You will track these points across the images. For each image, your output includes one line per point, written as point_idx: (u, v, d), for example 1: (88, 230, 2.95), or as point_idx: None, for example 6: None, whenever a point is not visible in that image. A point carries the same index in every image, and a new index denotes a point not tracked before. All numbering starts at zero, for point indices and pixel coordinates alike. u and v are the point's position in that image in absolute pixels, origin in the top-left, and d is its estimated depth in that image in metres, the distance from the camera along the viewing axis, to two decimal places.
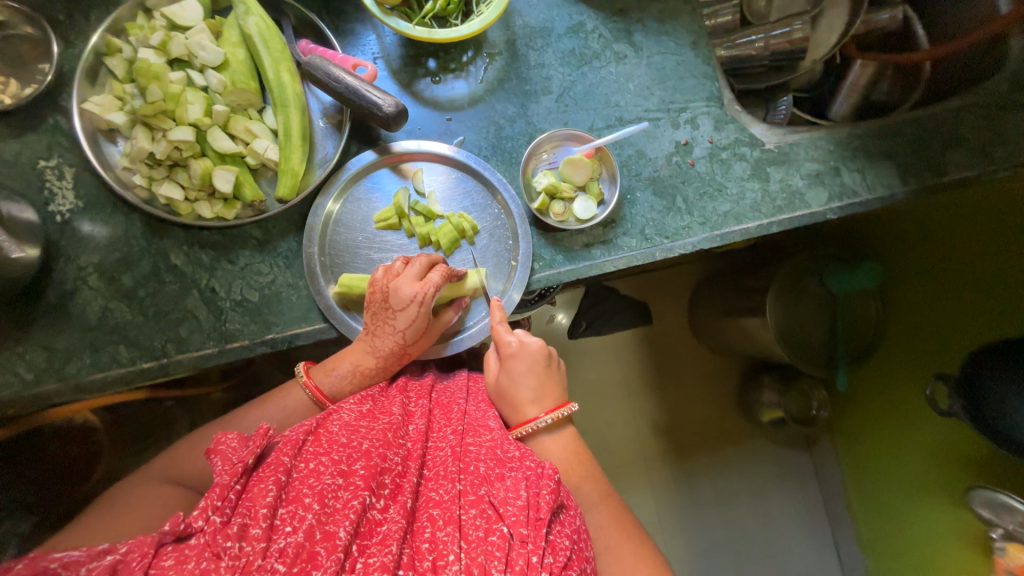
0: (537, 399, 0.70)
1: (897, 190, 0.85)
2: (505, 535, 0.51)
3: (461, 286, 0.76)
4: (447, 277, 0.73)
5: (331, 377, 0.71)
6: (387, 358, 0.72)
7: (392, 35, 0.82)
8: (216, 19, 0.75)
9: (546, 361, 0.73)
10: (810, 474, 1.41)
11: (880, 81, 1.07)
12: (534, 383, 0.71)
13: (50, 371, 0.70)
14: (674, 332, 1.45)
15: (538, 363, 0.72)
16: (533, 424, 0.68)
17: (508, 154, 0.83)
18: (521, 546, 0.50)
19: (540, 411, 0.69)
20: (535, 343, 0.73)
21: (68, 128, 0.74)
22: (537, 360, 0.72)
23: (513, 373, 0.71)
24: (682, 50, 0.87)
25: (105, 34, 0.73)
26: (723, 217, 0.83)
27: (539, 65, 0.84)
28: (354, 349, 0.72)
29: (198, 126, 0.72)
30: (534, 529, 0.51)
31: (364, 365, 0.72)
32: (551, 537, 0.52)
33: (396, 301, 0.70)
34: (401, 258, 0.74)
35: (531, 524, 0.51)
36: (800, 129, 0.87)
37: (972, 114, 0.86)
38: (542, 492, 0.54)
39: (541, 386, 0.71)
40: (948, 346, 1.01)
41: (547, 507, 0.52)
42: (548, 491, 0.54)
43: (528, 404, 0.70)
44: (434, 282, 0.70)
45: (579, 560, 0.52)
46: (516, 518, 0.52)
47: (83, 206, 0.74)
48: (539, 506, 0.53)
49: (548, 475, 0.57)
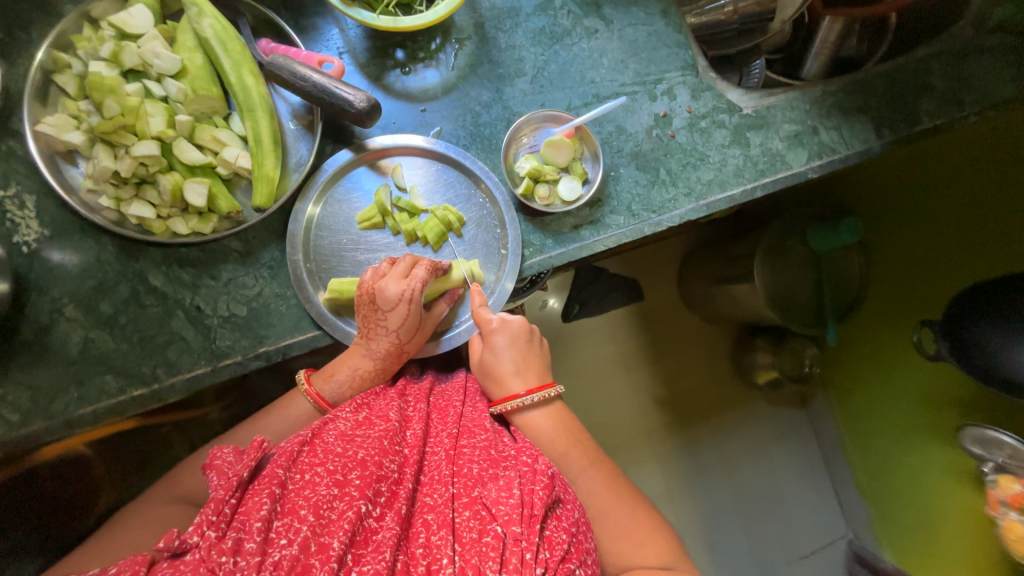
0: (519, 373, 0.70)
1: (873, 144, 0.86)
2: (499, 535, 0.50)
3: (448, 278, 0.76)
4: (433, 271, 0.72)
5: (331, 383, 0.71)
6: (385, 360, 0.71)
7: (355, 27, 0.79)
8: (168, 24, 0.72)
9: (527, 337, 0.73)
10: (809, 430, 1.45)
11: (849, 37, 1.07)
12: (515, 357, 0.71)
13: (37, 409, 0.68)
14: (667, 306, 1.46)
15: (520, 339, 0.72)
16: (517, 400, 0.68)
17: (487, 141, 0.81)
18: (515, 544, 0.50)
19: (522, 389, 0.69)
20: (517, 320, 0.72)
21: (24, 154, 0.70)
22: (518, 335, 0.72)
23: (494, 348, 0.71)
24: (653, 19, 0.86)
25: (50, 50, 0.69)
26: (707, 185, 0.83)
27: (510, 47, 0.82)
28: (351, 353, 0.71)
29: (162, 139, 0.69)
30: (528, 526, 0.51)
31: (363, 369, 0.71)
32: (546, 532, 0.52)
33: (384, 301, 0.68)
34: (388, 258, 0.73)
35: (525, 522, 0.51)
36: (776, 91, 0.87)
37: (940, 62, 0.87)
38: (536, 488, 0.54)
39: (524, 362, 0.71)
40: (931, 291, 1.04)
41: (541, 504, 0.52)
42: (542, 487, 0.54)
43: (510, 378, 0.70)
44: (419, 277, 0.70)
45: (576, 554, 0.53)
46: (509, 516, 0.51)
47: (49, 234, 0.70)
48: (533, 502, 0.53)
49: (542, 470, 0.56)
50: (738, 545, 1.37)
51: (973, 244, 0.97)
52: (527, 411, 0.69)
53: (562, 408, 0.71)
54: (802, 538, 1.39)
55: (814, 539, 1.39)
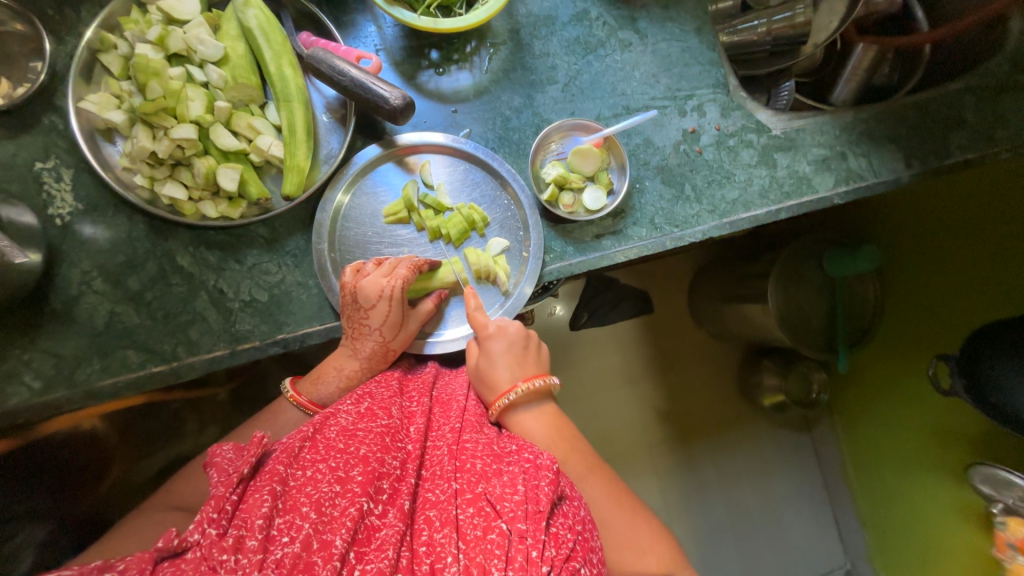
0: (514, 376, 0.69)
1: (902, 173, 0.85)
2: (504, 532, 0.50)
3: (432, 277, 0.76)
4: (415, 268, 0.72)
5: (319, 387, 0.72)
6: (371, 360, 0.72)
7: (393, 26, 0.80)
8: (214, 12, 0.73)
9: (519, 339, 0.72)
10: (812, 455, 1.44)
11: (881, 65, 1.08)
12: (510, 363, 0.70)
13: (59, 378, 0.69)
14: (675, 321, 1.46)
15: (515, 344, 0.71)
16: (508, 397, 0.66)
17: (515, 146, 0.82)
18: (520, 541, 0.49)
19: (516, 379, 0.68)
20: (512, 326, 0.72)
21: (65, 129, 0.72)
22: (514, 342, 0.71)
23: (489, 354, 0.70)
24: (688, 36, 0.86)
25: (99, 30, 0.71)
26: (732, 204, 0.83)
27: (544, 54, 0.83)
28: (337, 354, 0.73)
29: (200, 123, 0.70)
30: (534, 523, 0.50)
31: (349, 369, 0.72)
32: (553, 529, 0.51)
33: (364, 299, 0.69)
34: (372, 259, 0.73)
35: (530, 519, 0.50)
36: (806, 114, 0.87)
37: (974, 97, 0.86)
38: (541, 483, 0.53)
39: (519, 367, 0.70)
40: (953, 327, 1.02)
41: (546, 500, 0.51)
42: (547, 483, 0.53)
43: (504, 381, 0.69)
44: (401, 276, 0.70)
45: (581, 552, 0.51)
46: (514, 513, 0.51)
47: (83, 208, 0.72)
48: (538, 498, 0.52)
49: (546, 466, 0.55)
50: (733, 568, 1.35)
51: (993, 282, 0.96)
52: (518, 403, 0.68)
53: (555, 411, 0.69)
54: (799, 565, 1.37)
55: (813, 566, 1.37)
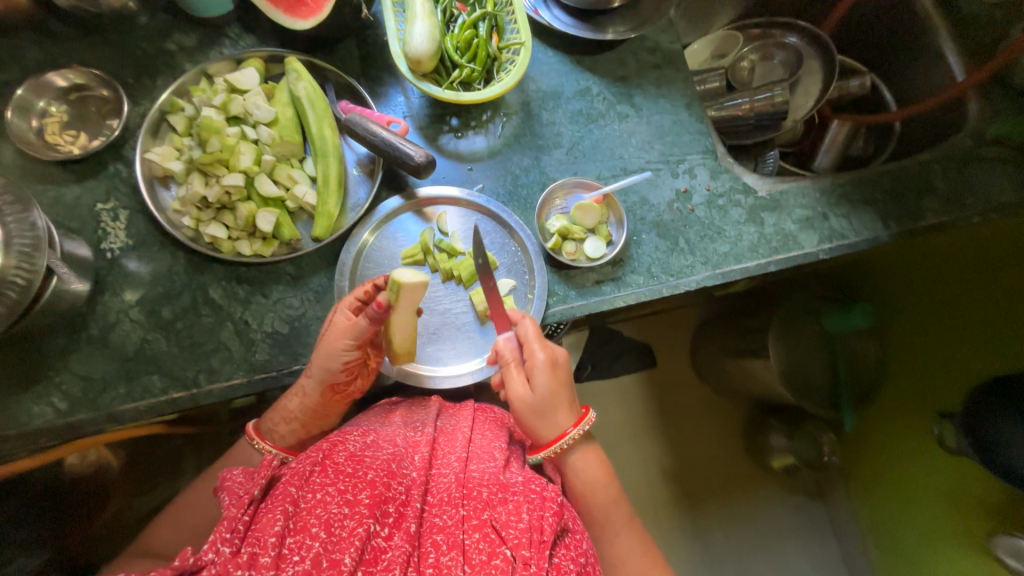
0: (565, 411, 0.69)
1: (881, 233, 0.92)
2: (508, 558, 0.53)
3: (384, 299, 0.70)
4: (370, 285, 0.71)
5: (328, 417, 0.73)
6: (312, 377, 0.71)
7: (420, 97, 0.92)
8: (269, 84, 0.86)
9: (567, 372, 0.71)
10: (827, 521, 1.38)
11: (856, 138, 1.21)
12: (561, 398, 0.69)
13: (84, 400, 0.73)
14: (677, 374, 1.47)
15: (564, 377, 0.70)
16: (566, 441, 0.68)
17: (523, 200, 0.90)
18: (525, 568, 0.53)
19: (567, 425, 0.69)
20: (563, 359, 0.71)
21: (127, 175, 0.82)
22: (563, 374, 0.70)
23: (541, 391, 0.68)
24: (678, 110, 0.98)
25: (171, 96, 0.83)
26: (724, 257, 0.89)
27: (551, 123, 0.94)
28: None
29: (247, 173, 0.80)
30: (537, 551, 0.54)
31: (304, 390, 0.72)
32: (556, 559, 0.55)
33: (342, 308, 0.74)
34: None
35: (533, 547, 0.54)
36: (789, 179, 0.95)
37: (942, 166, 0.95)
38: (545, 514, 0.58)
39: (568, 399, 0.70)
40: (952, 383, 1.03)
41: (550, 530, 0.56)
42: (551, 513, 0.58)
43: (557, 419, 0.69)
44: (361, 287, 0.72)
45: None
46: (518, 540, 0.55)
47: (132, 244, 0.80)
48: (542, 528, 0.56)
49: (551, 498, 0.60)
50: None
51: (983, 339, 0.99)
52: (568, 451, 0.70)
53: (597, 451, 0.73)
54: None
55: None
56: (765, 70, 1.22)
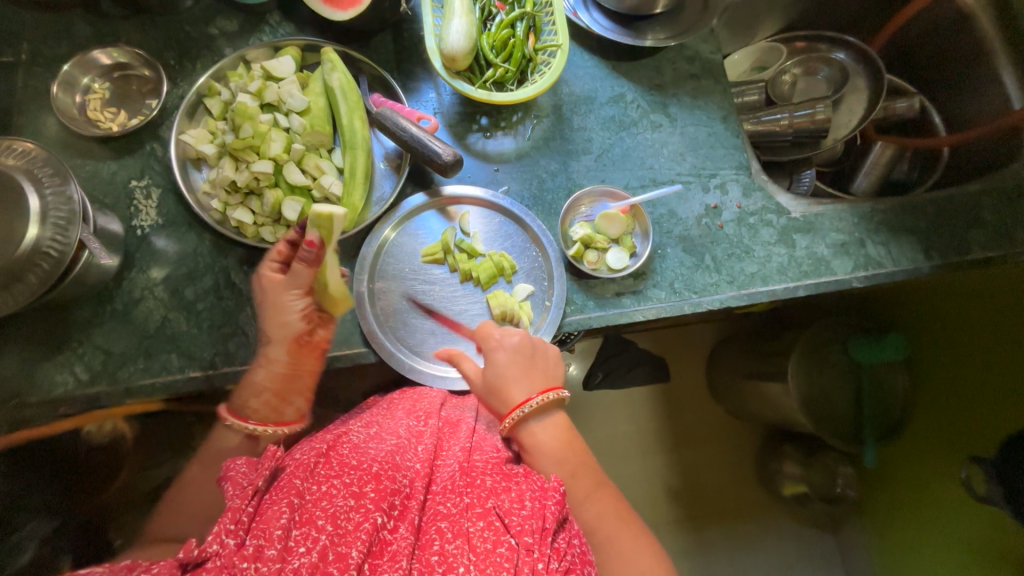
0: (524, 383, 0.71)
1: (921, 264, 0.87)
2: (513, 546, 0.52)
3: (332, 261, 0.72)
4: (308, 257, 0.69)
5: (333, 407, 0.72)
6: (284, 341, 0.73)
7: (451, 94, 0.92)
8: (304, 72, 0.86)
9: (524, 351, 0.74)
10: (837, 560, 1.33)
11: (900, 162, 1.16)
12: (519, 372, 0.72)
13: (105, 373, 0.75)
14: (690, 391, 1.44)
15: (521, 355, 0.73)
16: (522, 408, 0.68)
17: (548, 205, 0.89)
18: (528, 554, 0.51)
19: (531, 392, 0.70)
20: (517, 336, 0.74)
21: (161, 156, 0.84)
22: (519, 351, 0.74)
23: (497, 367, 0.73)
24: (714, 122, 0.95)
25: (209, 79, 0.84)
26: (751, 277, 0.86)
27: (581, 128, 0.93)
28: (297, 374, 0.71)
29: (276, 160, 0.80)
30: (539, 538, 0.53)
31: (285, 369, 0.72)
32: (557, 543, 0.54)
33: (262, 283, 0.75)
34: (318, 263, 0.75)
35: (537, 534, 0.53)
36: (825, 201, 0.92)
37: (993, 199, 0.90)
38: (547, 503, 0.56)
39: (526, 372, 0.72)
40: (986, 427, 0.98)
41: (552, 518, 0.55)
42: (553, 501, 0.57)
43: (515, 390, 0.71)
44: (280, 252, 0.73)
45: (581, 564, 0.54)
46: (522, 526, 0.53)
47: (161, 223, 0.81)
48: (544, 515, 0.55)
49: (552, 487, 0.58)
50: None
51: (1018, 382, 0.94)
52: (528, 420, 0.69)
53: (566, 421, 0.71)
54: None
55: None
56: (807, 85, 1.18)
